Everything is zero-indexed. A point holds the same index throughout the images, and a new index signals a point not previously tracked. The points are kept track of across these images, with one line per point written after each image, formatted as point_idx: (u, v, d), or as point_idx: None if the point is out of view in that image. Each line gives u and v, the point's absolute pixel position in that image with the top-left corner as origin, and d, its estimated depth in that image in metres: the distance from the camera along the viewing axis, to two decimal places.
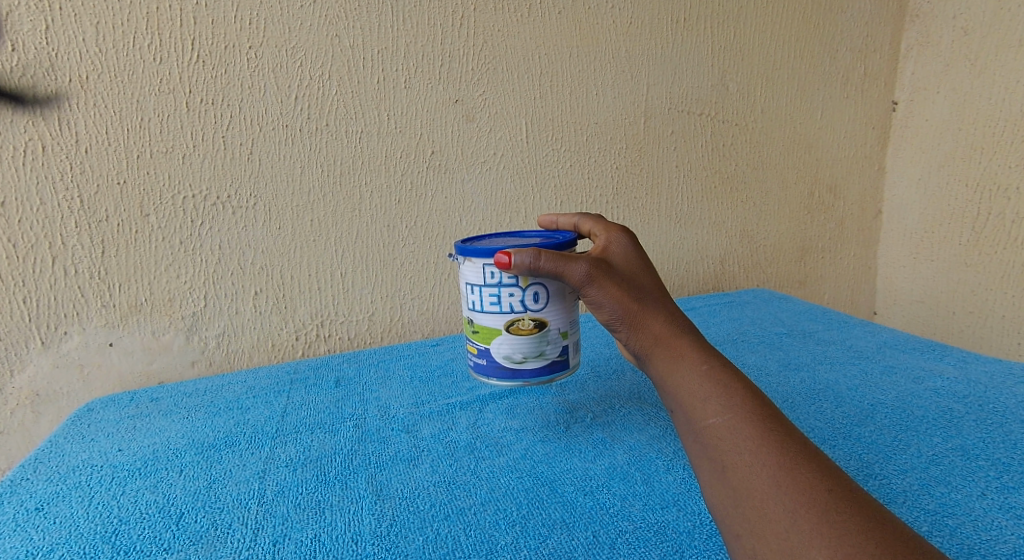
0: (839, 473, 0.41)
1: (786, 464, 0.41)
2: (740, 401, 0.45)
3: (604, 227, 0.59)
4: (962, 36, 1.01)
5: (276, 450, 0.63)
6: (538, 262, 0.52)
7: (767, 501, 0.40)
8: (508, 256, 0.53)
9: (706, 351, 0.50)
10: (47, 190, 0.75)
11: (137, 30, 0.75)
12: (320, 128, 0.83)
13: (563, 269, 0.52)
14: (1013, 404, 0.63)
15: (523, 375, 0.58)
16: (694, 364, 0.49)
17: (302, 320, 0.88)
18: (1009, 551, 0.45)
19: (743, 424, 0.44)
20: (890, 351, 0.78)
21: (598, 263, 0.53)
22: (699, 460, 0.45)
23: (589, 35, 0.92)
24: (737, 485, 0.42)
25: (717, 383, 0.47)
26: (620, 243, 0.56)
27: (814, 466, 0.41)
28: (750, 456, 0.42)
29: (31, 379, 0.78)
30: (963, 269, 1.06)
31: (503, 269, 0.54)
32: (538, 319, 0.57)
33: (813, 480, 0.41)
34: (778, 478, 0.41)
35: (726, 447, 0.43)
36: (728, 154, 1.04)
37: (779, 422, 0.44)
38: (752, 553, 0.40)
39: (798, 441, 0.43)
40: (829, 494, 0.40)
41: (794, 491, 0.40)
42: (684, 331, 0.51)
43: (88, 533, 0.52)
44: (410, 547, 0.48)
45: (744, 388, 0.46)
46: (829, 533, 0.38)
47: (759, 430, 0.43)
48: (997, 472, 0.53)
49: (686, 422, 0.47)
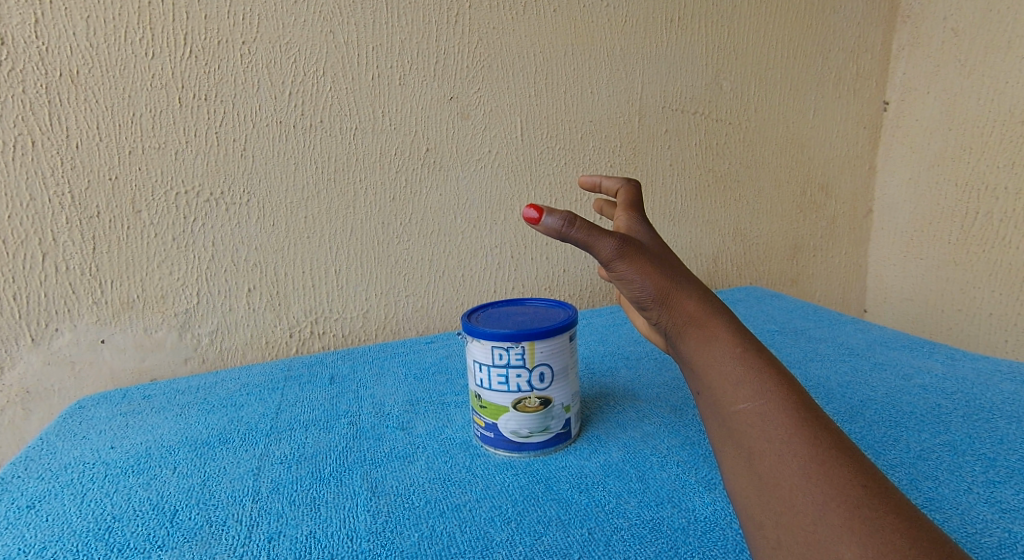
0: (872, 470, 0.41)
1: (819, 457, 0.41)
2: (774, 388, 0.44)
3: (629, 211, 0.57)
4: (953, 37, 1.02)
5: (271, 447, 0.63)
6: (570, 228, 0.48)
7: (795, 492, 0.40)
8: (538, 213, 0.49)
9: (740, 332, 0.48)
10: (37, 185, 0.74)
11: (129, 24, 0.74)
12: (315, 124, 0.83)
13: (595, 241, 0.49)
14: (999, 400, 0.64)
15: (529, 450, 0.59)
16: (727, 346, 0.47)
17: (296, 317, 0.88)
18: (995, 544, 0.45)
19: (776, 412, 0.43)
20: (880, 348, 0.79)
21: (629, 240, 0.50)
22: (725, 445, 0.45)
23: (583, 33, 0.92)
24: (764, 473, 0.42)
25: (751, 368, 0.45)
26: (641, 236, 0.55)
27: (849, 461, 0.41)
28: (780, 445, 0.42)
29: (22, 375, 0.77)
30: (951, 267, 1.07)
31: (528, 224, 0.50)
32: (545, 397, 0.57)
33: (845, 474, 0.40)
34: (809, 470, 0.40)
35: (755, 434, 0.43)
36: (722, 153, 1.04)
37: (813, 412, 0.43)
38: (776, 543, 0.40)
39: (833, 435, 0.42)
40: (863, 491, 0.39)
41: (826, 485, 0.40)
42: (719, 310, 0.49)
43: (81, 531, 0.52)
44: (405, 544, 0.49)
45: (779, 374, 0.45)
46: (861, 529, 0.38)
47: (793, 420, 0.43)
48: (983, 467, 0.54)
49: (714, 405, 0.46)
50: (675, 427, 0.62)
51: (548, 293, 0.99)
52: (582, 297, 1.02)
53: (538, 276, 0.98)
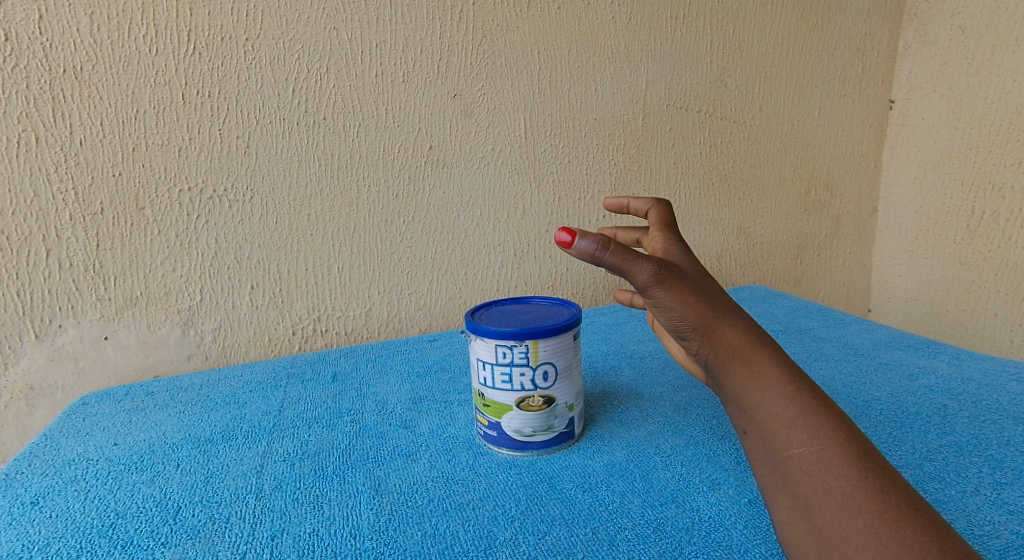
0: (944, 527, 0.39)
1: (887, 513, 0.40)
2: (832, 435, 0.43)
3: (665, 234, 0.57)
4: (960, 35, 1.01)
5: (274, 444, 0.63)
6: (604, 252, 0.49)
7: (862, 552, 0.39)
8: (571, 236, 0.49)
9: (790, 370, 0.47)
10: (41, 182, 0.74)
11: (132, 20, 0.74)
12: (318, 122, 0.83)
13: (630, 267, 0.48)
14: (1006, 401, 0.64)
15: (532, 448, 0.59)
16: (778, 384, 0.46)
17: (299, 315, 0.88)
18: (1001, 546, 0.45)
19: (834, 461, 0.42)
20: (885, 348, 0.78)
21: (667, 265, 0.49)
22: (779, 492, 0.44)
23: (587, 30, 0.92)
24: (826, 526, 0.41)
25: (803, 410, 0.45)
26: (679, 259, 0.55)
27: (919, 517, 0.40)
28: (843, 498, 0.41)
29: (26, 372, 0.78)
30: (957, 267, 1.06)
31: (561, 246, 0.50)
32: (548, 396, 0.57)
33: (916, 533, 0.39)
34: (876, 528, 0.39)
35: (814, 484, 0.42)
36: (726, 152, 1.04)
37: (875, 462, 0.42)
38: None
39: (899, 487, 0.41)
40: (938, 553, 0.38)
41: (895, 544, 0.39)
42: (765, 344, 0.48)
43: (84, 527, 0.52)
44: (408, 542, 0.48)
45: (836, 418, 0.44)
46: None
47: (854, 470, 0.42)
48: (990, 468, 0.53)
49: (767, 449, 0.45)
50: (679, 427, 0.62)
51: (551, 291, 0.99)
52: (585, 295, 1.01)
53: (541, 274, 0.98)
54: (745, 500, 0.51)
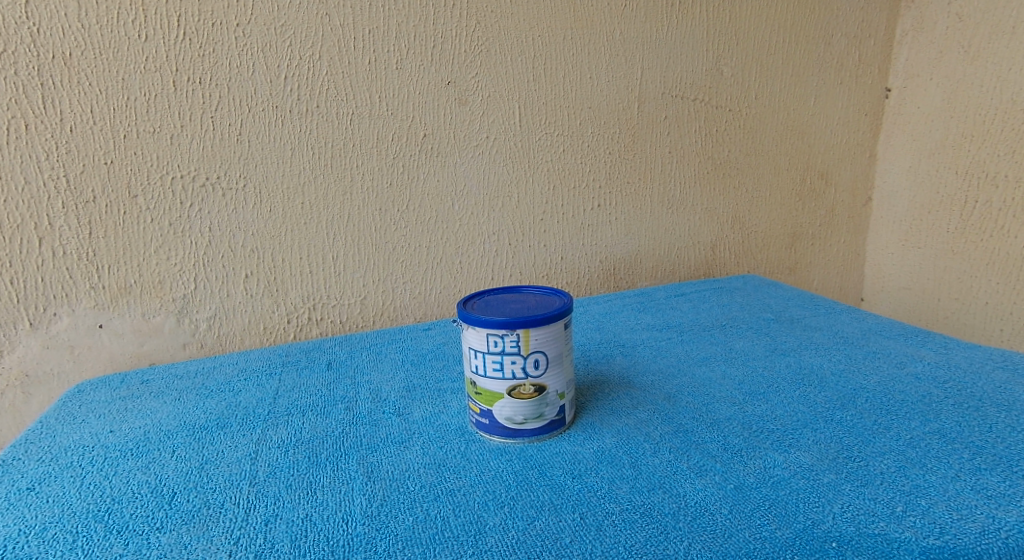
0: None
1: None
2: None
3: None
4: (957, 22, 1.00)
5: (269, 431, 0.63)
6: None
7: None
8: None
9: None
10: (32, 168, 0.74)
11: (122, 6, 0.73)
12: (311, 109, 0.82)
13: None
14: (991, 389, 0.64)
15: (524, 436, 0.59)
16: None
17: (293, 303, 0.88)
18: (978, 529, 0.46)
19: None
20: (875, 337, 0.79)
21: None
22: None
23: (583, 16, 0.92)
24: None
25: None
26: None
27: None
28: None
29: (21, 359, 0.78)
30: (949, 256, 1.07)
31: None
32: (539, 384, 0.58)
33: None
34: None
35: None
36: (722, 140, 1.04)
37: None
38: None
39: None
40: None
41: None
42: None
43: (80, 512, 0.53)
44: (400, 527, 0.49)
45: None
46: None
47: None
48: (971, 454, 0.54)
49: None
50: (669, 414, 0.63)
51: (545, 280, 0.99)
52: (580, 284, 1.02)
53: (535, 263, 0.98)
54: (731, 486, 0.52)
